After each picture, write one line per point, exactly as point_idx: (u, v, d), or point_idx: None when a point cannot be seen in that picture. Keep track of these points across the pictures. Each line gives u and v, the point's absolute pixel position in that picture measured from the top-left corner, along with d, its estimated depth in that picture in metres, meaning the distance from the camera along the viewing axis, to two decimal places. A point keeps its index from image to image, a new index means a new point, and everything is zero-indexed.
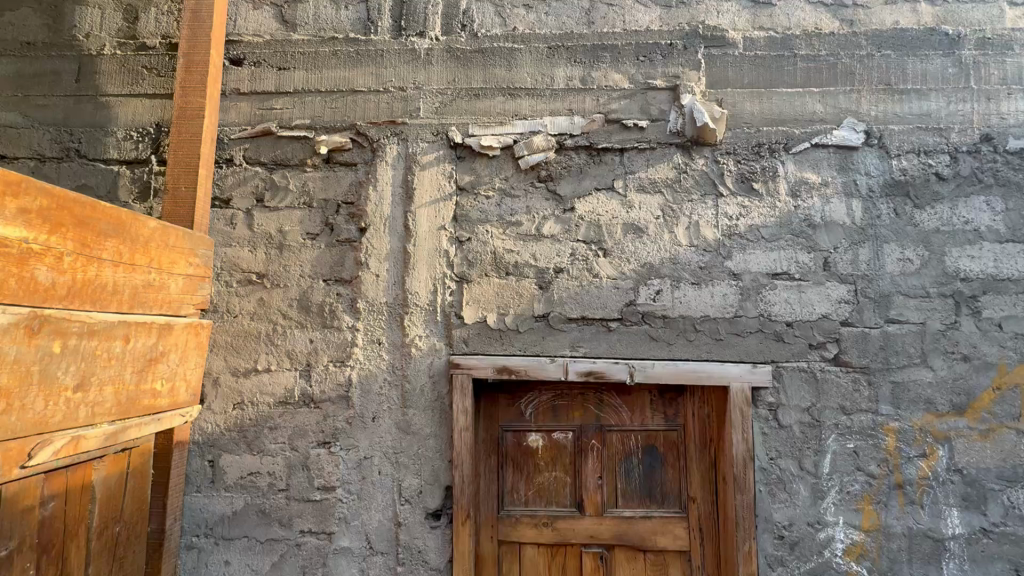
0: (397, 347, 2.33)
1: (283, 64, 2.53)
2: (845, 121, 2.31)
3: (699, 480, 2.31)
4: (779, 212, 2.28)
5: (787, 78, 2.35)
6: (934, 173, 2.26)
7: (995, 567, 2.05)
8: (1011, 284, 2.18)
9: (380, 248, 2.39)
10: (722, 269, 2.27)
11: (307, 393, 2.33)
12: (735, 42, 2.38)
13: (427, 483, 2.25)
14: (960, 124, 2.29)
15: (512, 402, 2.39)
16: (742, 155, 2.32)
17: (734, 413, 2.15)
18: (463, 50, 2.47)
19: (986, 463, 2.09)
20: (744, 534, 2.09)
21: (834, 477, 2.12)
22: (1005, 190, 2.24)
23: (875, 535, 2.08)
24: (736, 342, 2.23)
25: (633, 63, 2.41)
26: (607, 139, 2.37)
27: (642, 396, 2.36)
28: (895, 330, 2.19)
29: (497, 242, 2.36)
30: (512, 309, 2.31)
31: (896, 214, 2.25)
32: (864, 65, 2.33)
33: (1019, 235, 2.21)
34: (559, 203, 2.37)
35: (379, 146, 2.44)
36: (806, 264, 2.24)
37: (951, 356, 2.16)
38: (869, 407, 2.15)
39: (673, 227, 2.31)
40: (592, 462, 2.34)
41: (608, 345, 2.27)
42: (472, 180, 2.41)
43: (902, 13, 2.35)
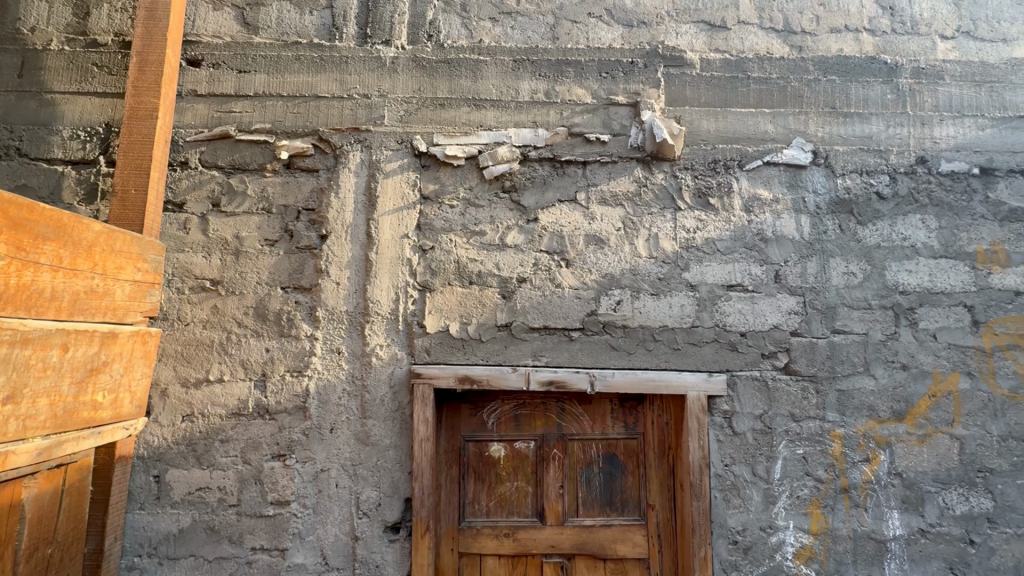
0: (357, 357, 2.29)
1: (243, 67, 2.48)
2: (794, 140, 2.43)
3: (658, 487, 2.35)
4: (733, 226, 2.37)
5: (741, 98, 2.46)
6: (875, 192, 2.40)
7: (932, 566, 2.16)
8: (944, 298, 2.33)
9: (341, 256, 2.35)
10: (680, 280, 2.33)
11: (261, 404, 2.25)
12: (692, 62, 2.48)
13: (386, 495, 2.21)
14: (899, 146, 2.44)
15: (474, 411, 2.38)
16: (699, 170, 2.41)
17: (691, 421, 2.21)
18: (429, 60, 2.48)
19: (923, 466, 2.21)
20: (700, 540, 2.14)
21: (785, 482, 2.20)
22: (938, 209, 2.39)
23: (823, 538, 2.16)
24: (693, 352, 2.29)
25: (596, 79, 2.47)
26: (570, 151, 2.42)
27: (603, 404, 2.39)
28: (841, 340, 2.29)
29: (461, 251, 2.36)
30: (475, 318, 2.31)
31: (841, 230, 2.37)
32: (811, 89, 2.46)
33: (951, 251, 2.36)
34: (523, 213, 2.39)
35: (342, 153, 2.42)
36: (759, 277, 2.34)
37: (892, 365, 2.28)
38: (817, 414, 2.24)
39: (634, 239, 2.36)
40: (554, 471, 2.35)
41: (569, 354, 2.30)
42: (437, 189, 2.41)
43: (845, 42, 2.50)
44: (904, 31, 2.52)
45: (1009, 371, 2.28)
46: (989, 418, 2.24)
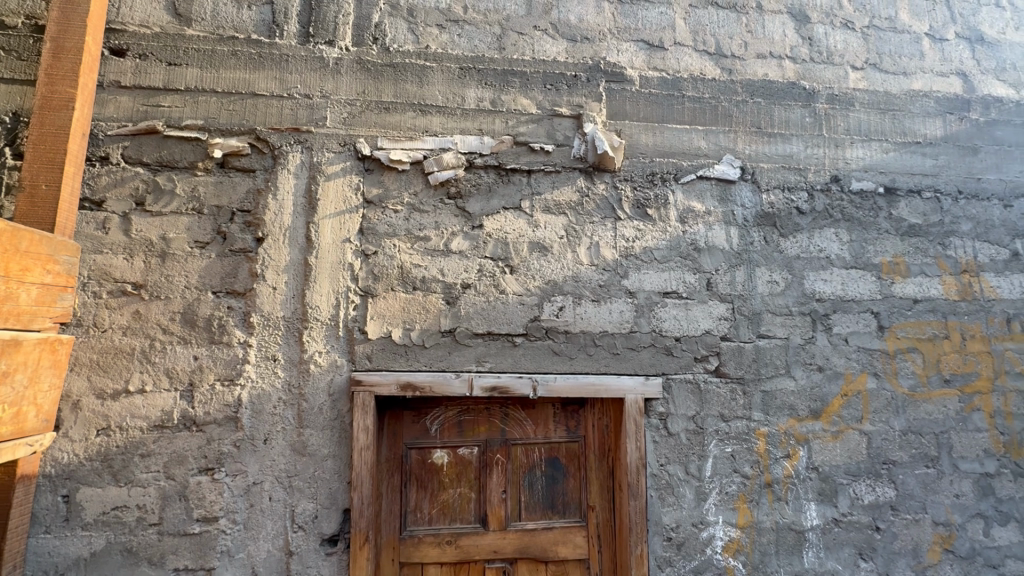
0: (294, 364, 2.21)
1: (173, 59, 2.36)
2: (724, 157, 2.58)
3: (598, 489, 2.42)
4: (669, 236, 2.49)
5: (677, 115, 2.59)
6: (796, 207, 2.59)
7: (844, 552, 2.34)
8: (855, 305, 2.54)
9: (279, 259, 2.27)
10: (619, 287, 2.42)
11: (188, 416, 2.13)
12: (632, 79, 2.59)
13: (323, 507, 2.14)
14: (816, 166, 2.65)
15: (417, 418, 2.36)
16: (638, 182, 2.52)
17: (629, 423, 2.29)
18: (374, 63, 2.46)
19: (837, 460, 2.40)
20: (636, 538, 2.22)
21: (715, 479, 2.32)
22: (849, 224, 2.62)
23: (749, 531, 2.29)
24: (631, 356, 2.38)
25: (541, 91, 2.53)
26: (515, 160, 2.46)
27: (546, 409, 2.43)
28: (765, 344, 2.45)
29: (404, 257, 2.35)
30: (418, 324, 2.30)
31: (765, 241, 2.55)
32: (740, 109, 2.64)
33: (861, 262, 2.59)
34: (468, 219, 2.41)
35: (281, 153, 2.34)
36: (692, 284, 2.46)
37: (809, 367, 2.46)
38: (744, 414, 2.38)
39: (576, 247, 2.43)
40: (497, 476, 2.36)
41: (513, 359, 2.32)
42: (380, 193, 2.38)
43: (770, 67, 2.70)
44: (820, 60, 2.75)
45: (908, 371, 2.51)
46: (893, 414, 2.47)
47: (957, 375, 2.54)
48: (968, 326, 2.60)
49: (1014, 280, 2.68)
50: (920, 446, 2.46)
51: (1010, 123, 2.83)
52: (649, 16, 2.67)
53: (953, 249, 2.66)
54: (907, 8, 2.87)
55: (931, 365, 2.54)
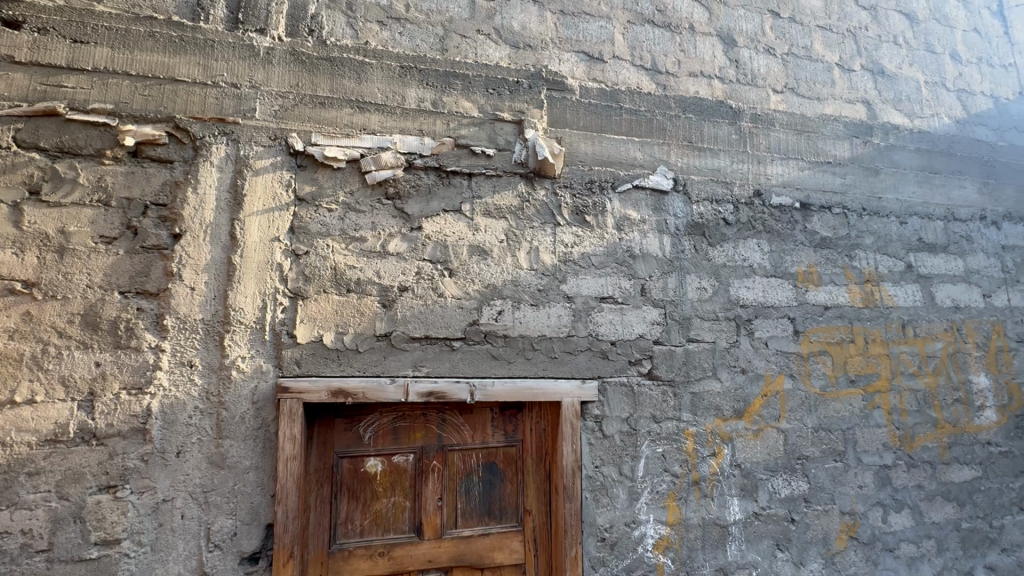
0: (213, 370, 2.06)
1: (79, 36, 2.15)
2: (658, 168, 2.69)
3: (535, 492, 2.42)
4: (606, 242, 2.55)
5: (614, 126, 2.67)
6: (722, 218, 2.74)
7: (763, 544, 2.48)
8: (774, 311, 2.72)
9: (198, 258, 2.12)
10: (558, 291, 2.45)
11: (87, 428, 1.93)
12: (572, 88, 2.65)
13: (243, 523, 2.00)
14: (741, 180, 2.82)
15: (349, 426, 2.27)
16: (577, 190, 2.57)
17: (566, 426, 2.32)
18: (310, 55, 2.36)
19: (757, 457, 2.54)
20: (571, 540, 2.25)
21: (647, 479, 2.39)
22: (770, 236, 2.80)
23: (677, 528, 2.38)
24: (568, 360, 2.41)
25: (482, 94, 2.53)
26: (456, 162, 2.44)
27: (484, 414, 2.41)
28: (694, 348, 2.57)
29: (338, 257, 2.26)
30: (351, 327, 2.22)
31: (696, 250, 2.67)
32: (673, 123, 2.76)
33: (780, 271, 2.78)
34: (406, 221, 2.35)
35: (203, 145, 2.19)
36: (627, 290, 2.54)
37: (734, 369, 2.60)
38: (674, 415, 2.48)
39: (516, 251, 2.44)
40: (432, 483, 2.31)
41: (450, 364, 2.29)
42: (314, 191, 2.28)
43: (701, 85, 2.85)
44: (745, 82, 2.94)
45: (819, 373, 2.72)
46: (806, 412, 2.66)
47: (861, 376, 2.78)
48: (870, 330, 2.86)
49: (908, 290, 2.97)
50: (829, 441, 2.66)
51: (905, 148, 3.15)
52: (590, 28, 2.74)
53: (858, 260, 2.91)
54: (821, 39, 3.14)
55: (839, 367, 2.76)
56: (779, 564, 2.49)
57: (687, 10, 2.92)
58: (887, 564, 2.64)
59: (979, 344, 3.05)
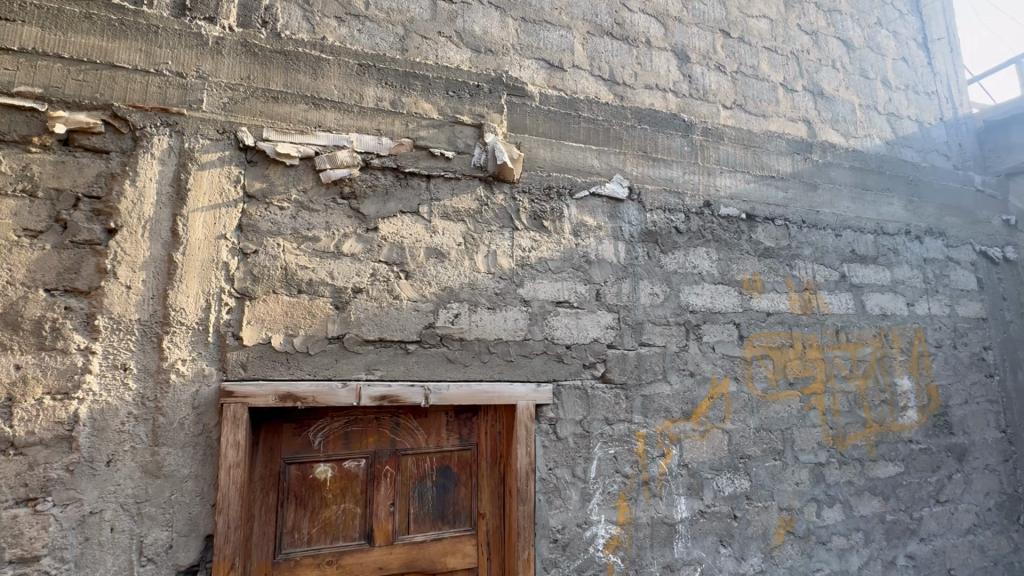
0: (150, 374, 1.95)
1: (5, 14, 1.99)
2: (615, 176, 2.76)
3: (489, 496, 2.43)
4: (563, 248, 2.60)
5: (573, 133, 2.73)
6: (674, 227, 2.84)
7: (708, 540, 2.58)
8: (721, 316, 2.85)
9: (136, 255, 2.00)
10: (515, 295, 2.47)
11: (4, 437, 1.78)
12: (532, 95, 2.68)
13: (180, 534, 1.90)
14: (692, 190, 2.93)
15: (298, 431, 2.20)
16: (535, 195, 2.60)
17: (520, 429, 2.34)
18: (262, 48, 2.28)
19: (704, 457, 2.65)
20: (524, 542, 2.27)
21: (599, 480, 2.44)
22: (718, 244, 2.93)
23: (627, 527, 2.45)
24: (524, 363, 2.44)
25: (443, 97, 2.53)
26: (414, 164, 2.42)
27: (439, 417, 2.40)
28: (646, 352, 2.65)
29: (290, 257, 2.19)
30: (302, 329, 2.16)
31: (649, 256, 2.76)
32: (629, 133, 2.85)
33: (726, 278, 2.91)
34: (362, 221, 2.31)
35: (144, 135, 2.08)
36: (583, 294, 2.59)
37: (683, 372, 2.70)
38: (626, 417, 2.54)
39: (474, 254, 2.44)
40: (384, 489, 2.27)
41: (405, 367, 2.26)
42: (264, 188, 2.21)
43: (656, 98, 2.96)
44: (697, 97, 3.07)
45: (761, 375, 2.86)
46: (749, 414, 2.79)
47: (799, 379, 2.95)
48: (808, 336, 3.03)
49: (842, 298, 3.18)
50: (770, 441, 2.80)
51: (841, 166, 3.37)
52: (550, 37, 2.79)
53: (798, 269, 3.09)
54: (767, 60, 3.32)
55: (779, 370, 2.91)
56: (722, 559, 2.59)
57: (644, 25, 3.02)
58: (820, 556, 2.80)
59: (904, 349, 3.30)
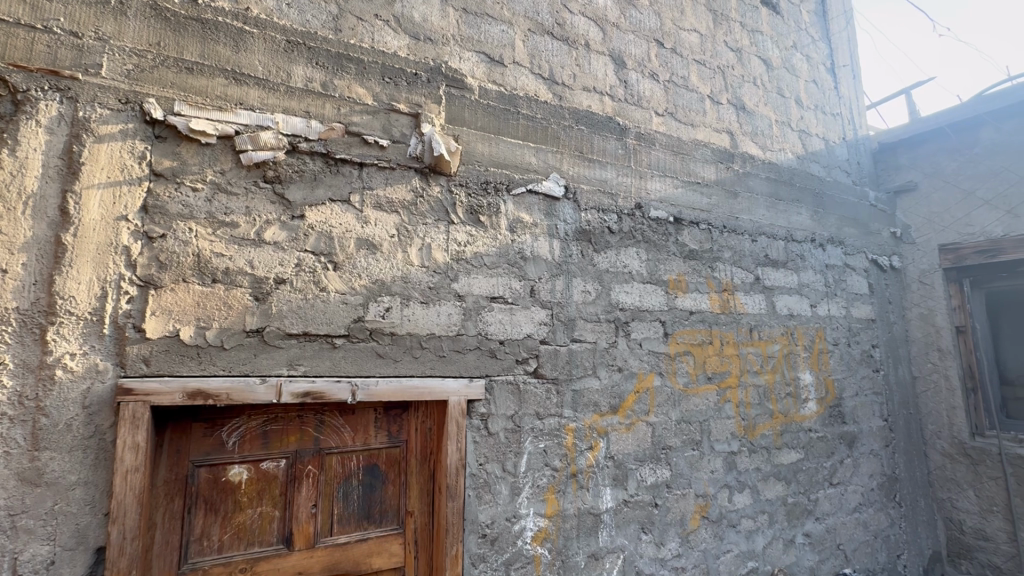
0: (31, 370, 1.73)
1: None
2: (551, 175, 2.80)
3: (418, 493, 2.39)
4: (499, 243, 2.60)
5: (511, 129, 2.73)
6: (607, 227, 2.93)
7: (631, 528, 2.70)
8: (649, 314, 2.98)
9: (16, 234, 1.76)
10: (449, 290, 2.43)
11: None
12: (471, 88, 2.65)
13: (64, 548, 1.70)
14: (625, 192, 3.03)
15: (210, 431, 2.04)
16: (472, 189, 2.57)
17: (451, 425, 2.32)
18: (175, 13, 2.08)
19: (629, 449, 2.76)
20: (452, 538, 2.25)
21: (528, 474, 2.47)
22: (647, 245, 3.05)
23: (555, 519, 2.50)
24: (457, 359, 2.41)
25: (378, 82, 2.43)
26: (346, 150, 2.31)
27: (367, 414, 2.32)
28: (577, 348, 2.71)
29: (203, 243, 2.02)
30: (215, 322, 2.00)
31: (582, 255, 2.82)
32: (566, 133, 2.90)
33: (654, 278, 3.04)
34: (287, 208, 2.18)
35: (28, 99, 1.83)
36: (517, 290, 2.60)
37: (612, 367, 2.79)
38: (557, 411, 2.59)
39: (407, 247, 2.38)
40: (306, 490, 2.17)
41: (331, 362, 2.17)
42: (175, 167, 2.02)
43: (593, 100, 3.03)
44: (632, 102, 3.18)
45: (683, 370, 3.03)
46: (671, 407, 2.94)
47: (716, 374, 3.15)
48: (725, 333, 3.25)
49: (756, 298, 3.43)
50: (689, 432, 2.97)
51: (759, 176, 3.63)
52: (491, 31, 2.77)
53: (718, 271, 3.30)
54: (696, 72, 3.50)
55: (699, 365, 3.09)
56: (643, 545, 2.72)
57: (584, 28, 3.07)
58: (730, 538, 3.02)
59: (807, 346, 3.62)
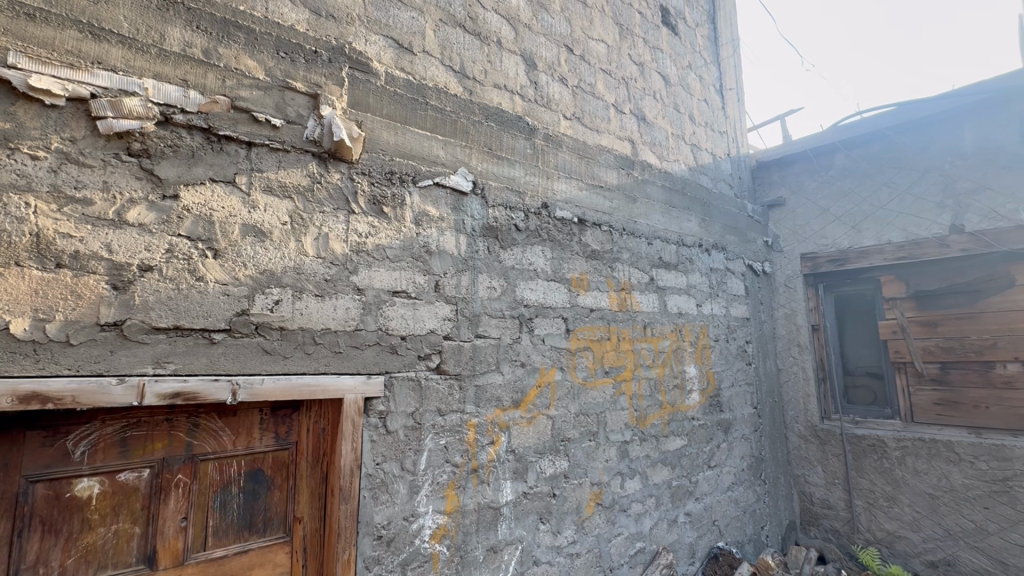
0: None
1: None
2: (459, 170, 2.77)
3: (308, 498, 2.25)
4: (403, 236, 2.52)
5: (419, 120, 2.66)
6: (514, 224, 2.96)
7: (529, 519, 2.77)
8: (552, 311, 3.07)
9: None
10: (347, 283, 2.32)
11: None
12: (377, 73, 2.54)
13: None
14: (532, 191, 3.09)
15: (50, 441, 1.76)
16: (376, 178, 2.47)
17: (346, 424, 2.21)
18: None
19: (530, 442, 2.82)
20: (344, 543, 2.15)
21: (428, 471, 2.43)
22: (552, 244, 3.14)
23: (454, 515, 2.49)
24: (354, 355, 2.30)
25: (271, 56, 2.24)
26: (231, 127, 2.11)
27: (250, 415, 2.14)
28: (481, 343, 2.72)
29: (46, 221, 1.73)
30: (59, 314, 1.72)
31: (488, 251, 2.83)
32: (475, 128, 2.89)
33: (558, 276, 3.14)
34: (156, 186, 1.94)
35: None
36: (421, 285, 2.55)
37: (514, 363, 2.84)
38: (459, 407, 2.58)
39: (301, 236, 2.22)
40: (175, 502, 1.95)
41: (207, 360, 1.96)
42: (8, 129, 1.71)
43: (503, 98, 3.05)
44: (541, 104, 3.25)
45: (582, 365, 3.16)
46: (570, 400, 3.06)
47: (613, 368, 3.33)
48: (622, 330, 3.45)
49: (650, 298, 3.68)
50: (587, 424, 3.12)
51: (655, 184, 3.89)
52: (400, 16, 2.67)
53: (617, 271, 3.49)
54: (603, 81, 3.67)
55: (597, 360, 3.25)
56: (541, 535, 2.80)
57: (496, 25, 3.08)
58: (621, 522, 3.21)
59: (692, 342, 3.96)
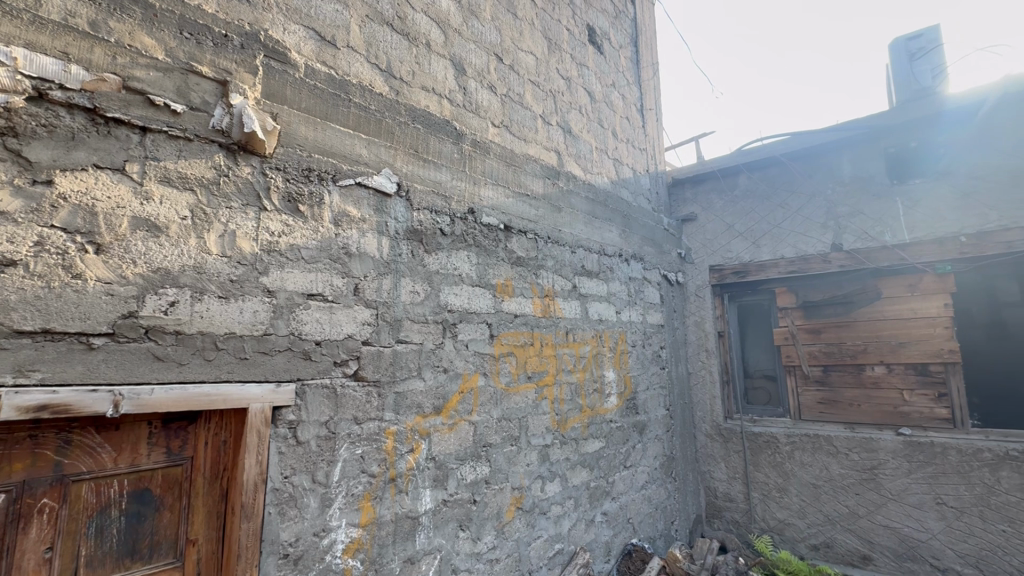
0: None
1: None
2: (383, 170, 2.70)
3: (204, 518, 2.06)
4: (321, 237, 2.40)
5: (341, 117, 2.56)
6: (439, 229, 2.93)
7: (448, 527, 2.73)
8: (476, 316, 3.07)
9: None
10: (256, 284, 2.17)
11: None
12: (296, 64, 2.42)
13: None
14: (459, 195, 3.08)
15: None
16: (291, 174, 2.34)
17: (251, 436, 2.06)
18: None
19: (451, 448, 2.79)
20: (245, 564, 1.99)
21: (342, 483, 2.32)
22: (478, 249, 3.15)
23: (370, 528, 2.39)
24: (262, 361, 2.16)
25: (174, 36, 2.06)
26: (122, 109, 1.90)
27: (137, 429, 1.93)
28: (402, 349, 2.65)
29: None
30: None
31: (412, 255, 2.78)
32: (401, 129, 2.83)
33: (483, 281, 3.15)
34: (24, 169, 1.70)
35: None
36: (339, 288, 2.44)
37: (437, 368, 2.80)
38: (377, 415, 2.49)
39: (204, 233, 2.05)
40: (37, 531, 1.70)
41: (84, 367, 1.75)
42: None
43: (431, 101, 3.02)
44: (470, 109, 3.26)
45: (506, 370, 3.19)
46: (493, 405, 3.07)
47: (536, 373, 3.39)
48: (545, 335, 3.52)
49: (572, 304, 3.80)
50: (508, 429, 3.14)
51: (579, 195, 4.03)
52: (323, 7, 2.56)
53: (541, 278, 3.57)
54: (531, 92, 3.75)
55: (520, 365, 3.29)
56: (460, 543, 2.78)
57: (425, 27, 3.05)
58: (541, 525, 3.26)
59: (611, 348, 4.13)
